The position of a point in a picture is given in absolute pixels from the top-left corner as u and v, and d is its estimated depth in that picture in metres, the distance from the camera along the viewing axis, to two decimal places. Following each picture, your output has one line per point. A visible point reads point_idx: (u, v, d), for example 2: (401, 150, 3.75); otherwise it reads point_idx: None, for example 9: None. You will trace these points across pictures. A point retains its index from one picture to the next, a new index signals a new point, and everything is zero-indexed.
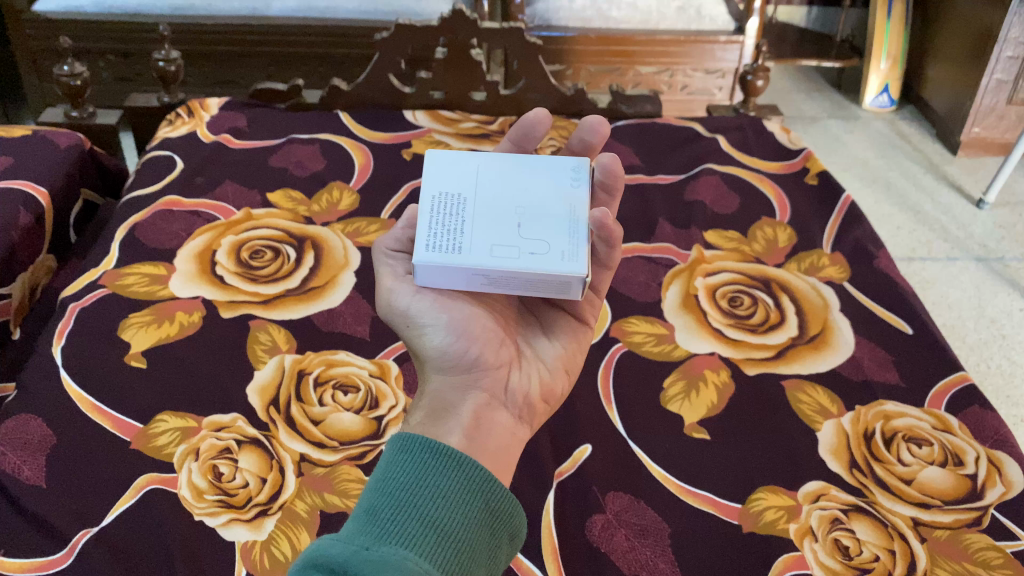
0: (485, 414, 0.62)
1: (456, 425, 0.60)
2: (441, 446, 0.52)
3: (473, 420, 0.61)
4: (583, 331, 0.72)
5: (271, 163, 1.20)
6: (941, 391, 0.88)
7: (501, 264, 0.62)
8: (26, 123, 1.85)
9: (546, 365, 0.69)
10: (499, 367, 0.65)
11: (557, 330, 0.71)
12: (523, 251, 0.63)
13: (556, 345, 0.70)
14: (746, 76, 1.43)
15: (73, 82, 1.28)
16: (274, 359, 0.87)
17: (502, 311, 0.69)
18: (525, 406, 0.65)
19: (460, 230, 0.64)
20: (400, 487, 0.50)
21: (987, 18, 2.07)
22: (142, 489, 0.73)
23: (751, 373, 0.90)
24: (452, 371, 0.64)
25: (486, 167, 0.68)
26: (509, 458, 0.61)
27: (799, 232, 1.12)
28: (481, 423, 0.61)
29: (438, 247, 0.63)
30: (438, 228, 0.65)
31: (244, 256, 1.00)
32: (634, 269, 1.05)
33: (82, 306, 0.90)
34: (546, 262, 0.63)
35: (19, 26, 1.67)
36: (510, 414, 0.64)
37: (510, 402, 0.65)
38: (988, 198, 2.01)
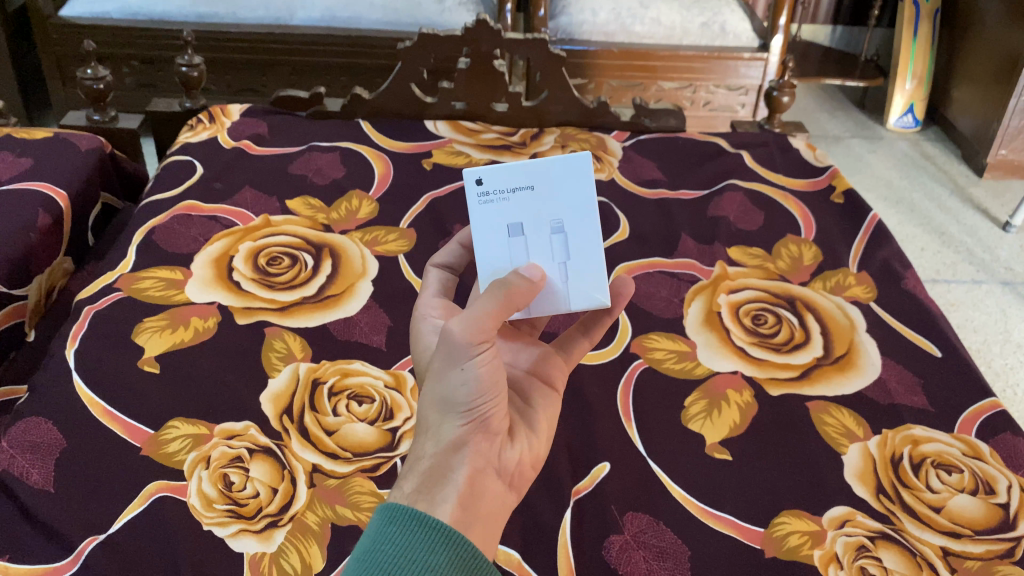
0: (484, 483, 0.55)
1: (448, 496, 0.52)
2: (430, 518, 0.49)
3: (470, 491, 0.53)
4: (554, 398, 0.65)
5: (291, 170, 1.19)
6: (972, 416, 0.86)
7: None
8: (49, 127, 1.87)
9: (536, 432, 0.61)
10: (499, 434, 0.57)
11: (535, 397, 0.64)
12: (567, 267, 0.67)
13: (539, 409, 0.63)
14: (771, 91, 1.41)
15: (96, 85, 1.27)
16: (288, 367, 0.86)
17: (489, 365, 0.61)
18: (516, 475, 0.58)
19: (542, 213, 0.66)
20: (386, 561, 0.47)
21: (1015, 40, 2.04)
22: (150, 497, 0.71)
23: (775, 394, 0.88)
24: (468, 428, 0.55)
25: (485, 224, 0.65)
26: (494, 534, 0.54)
27: (825, 251, 1.10)
28: (480, 495, 0.54)
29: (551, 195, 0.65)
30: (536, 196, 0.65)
31: (261, 262, 0.99)
32: (656, 285, 1.03)
33: (97, 309, 0.90)
34: None
35: (47, 35, 1.69)
36: (503, 483, 0.57)
37: (503, 471, 0.57)
38: (1015, 221, 1.98)
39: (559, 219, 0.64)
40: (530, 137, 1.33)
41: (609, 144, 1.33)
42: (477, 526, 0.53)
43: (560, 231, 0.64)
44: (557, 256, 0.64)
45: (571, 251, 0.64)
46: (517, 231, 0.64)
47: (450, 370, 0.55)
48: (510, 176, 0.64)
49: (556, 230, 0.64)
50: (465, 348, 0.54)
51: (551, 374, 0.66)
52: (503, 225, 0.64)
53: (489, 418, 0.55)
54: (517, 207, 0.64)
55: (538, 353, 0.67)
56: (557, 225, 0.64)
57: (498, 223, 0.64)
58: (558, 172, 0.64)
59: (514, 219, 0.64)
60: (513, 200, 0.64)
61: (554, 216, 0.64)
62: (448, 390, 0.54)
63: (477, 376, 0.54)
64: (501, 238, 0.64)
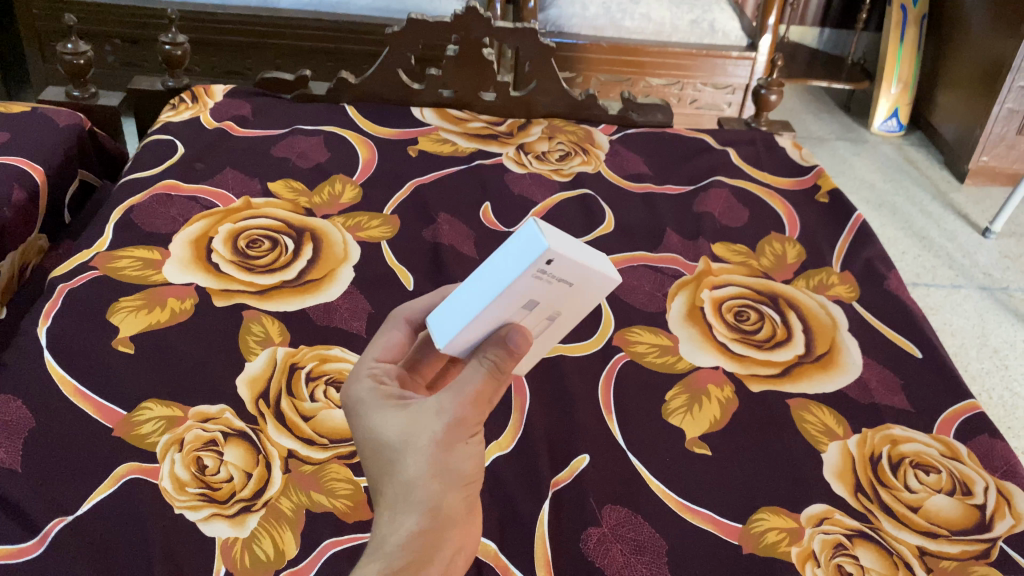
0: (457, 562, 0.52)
1: None
2: None
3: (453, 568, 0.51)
4: None
5: (274, 153, 1.17)
6: (950, 417, 0.86)
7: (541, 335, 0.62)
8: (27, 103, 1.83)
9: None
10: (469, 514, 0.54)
11: None
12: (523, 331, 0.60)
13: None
14: (760, 89, 1.40)
15: (77, 61, 1.25)
16: (266, 351, 0.84)
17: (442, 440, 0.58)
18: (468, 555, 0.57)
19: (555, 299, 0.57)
20: None
21: (1000, 48, 2.06)
22: (121, 478, 0.70)
23: (756, 391, 0.87)
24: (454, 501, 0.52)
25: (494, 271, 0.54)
26: None
27: (809, 250, 1.10)
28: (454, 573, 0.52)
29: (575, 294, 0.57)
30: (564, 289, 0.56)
31: (241, 244, 0.98)
32: (640, 278, 1.02)
33: (71, 287, 0.88)
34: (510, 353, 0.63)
35: (28, 11, 1.66)
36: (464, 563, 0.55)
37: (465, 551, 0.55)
38: (995, 227, 2.00)
39: (569, 314, 0.58)
40: (517, 127, 1.32)
41: (597, 137, 1.32)
42: None
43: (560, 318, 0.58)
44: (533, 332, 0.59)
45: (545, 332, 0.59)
46: (530, 310, 0.55)
47: (449, 442, 0.52)
48: (574, 268, 0.53)
49: (550, 318, 0.57)
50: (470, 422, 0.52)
51: None
52: (524, 303, 0.54)
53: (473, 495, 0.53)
54: (548, 298, 0.55)
55: None
56: (556, 316, 0.58)
57: (521, 300, 0.54)
58: (600, 285, 0.55)
59: (538, 300, 0.55)
60: (554, 288, 0.54)
61: (562, 309, 0.57)
62: (443, 464, 0.51)
63: (475, 454, 0.53)
64: (509, 311, 0.54)
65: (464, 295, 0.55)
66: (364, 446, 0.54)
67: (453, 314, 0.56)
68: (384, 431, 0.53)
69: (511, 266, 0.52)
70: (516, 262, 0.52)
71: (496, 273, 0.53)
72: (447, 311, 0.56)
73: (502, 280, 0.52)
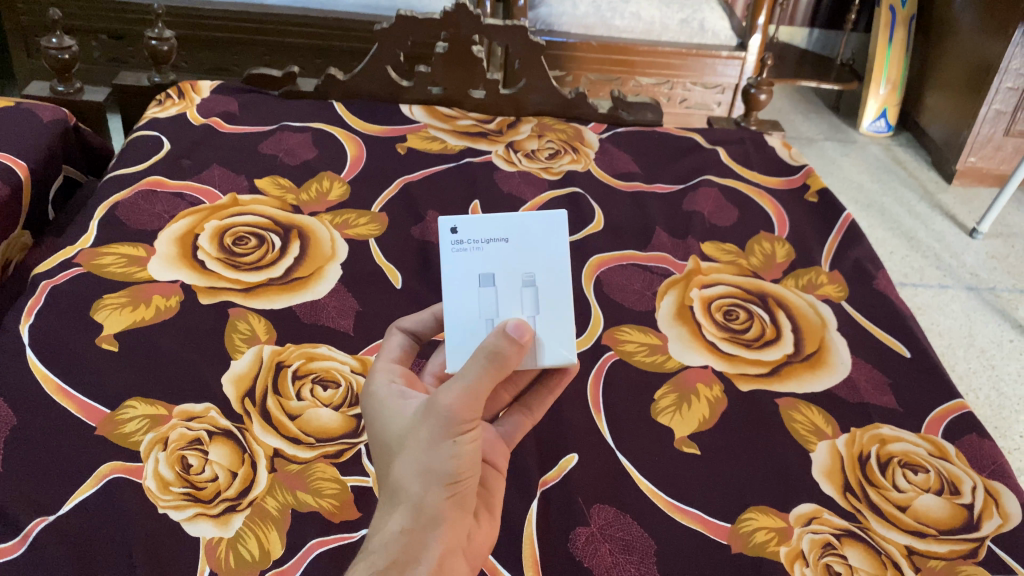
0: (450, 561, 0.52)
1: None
2: None
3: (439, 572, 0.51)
4: (500, 478, 0.62)
5: (261, 149, 1.16)
6: (938, 417, 0.86)
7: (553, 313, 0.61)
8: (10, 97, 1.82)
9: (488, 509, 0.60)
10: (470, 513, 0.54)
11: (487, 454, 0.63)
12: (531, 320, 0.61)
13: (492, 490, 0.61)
14: (750, 89, 1.40)
15: (61, 55, 1.23)
16: (251, 350, 0.83)
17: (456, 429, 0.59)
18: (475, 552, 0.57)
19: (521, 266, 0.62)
20: None
21: (988, 49, 2.07)
22: (104, 478, 0.69)
23: (745, 390, 0.87)
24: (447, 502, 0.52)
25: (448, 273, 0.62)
26: None
27: (798, 249, 1.10)
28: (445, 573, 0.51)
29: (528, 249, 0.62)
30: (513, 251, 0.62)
31: (227, 241, 0.97)
32: (629, 277, 1.02)
33: (54, 284, 0.87)
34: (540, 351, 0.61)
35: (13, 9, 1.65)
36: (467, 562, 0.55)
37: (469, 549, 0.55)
38: (982, 227, 2.01)
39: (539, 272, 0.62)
40: (507, 125, 1.32)
41: (586, 135, 1.32)
42: None
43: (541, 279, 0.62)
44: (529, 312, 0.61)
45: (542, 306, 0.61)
46: (494, 282, 0.60)
47: (431, 440, 0.51)
48: (485, 226, 0.61)
49: (527, 283, 0.61)
50: (455, 418, 0.51)
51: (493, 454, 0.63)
52: (475, 274, 0.60)
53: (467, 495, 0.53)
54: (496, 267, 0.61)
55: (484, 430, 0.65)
56: (530, 279, 0.61)
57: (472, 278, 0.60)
58: (532, 227, 0.62)
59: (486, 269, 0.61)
60: (487, 251, 0.61)
61: (523, 266, 0.61)
62: (430, 462, 0.51)
63: (467, 451, 0.52)
64: (469, 290, 0.60)
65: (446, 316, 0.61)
66: (374, 440, 0.56)
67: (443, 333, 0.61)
68: (387, 428, 0.54)
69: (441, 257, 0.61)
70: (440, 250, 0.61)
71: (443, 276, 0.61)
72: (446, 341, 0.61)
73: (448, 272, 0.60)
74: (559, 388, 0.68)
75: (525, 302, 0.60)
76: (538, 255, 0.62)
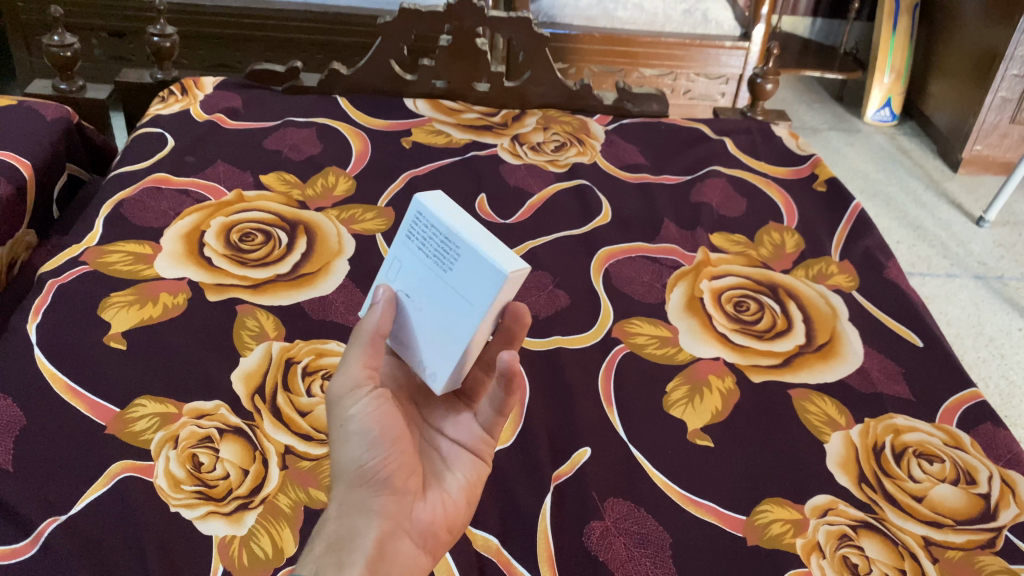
0: (390, 543, 0.57)
1: (356, 559, 0.54)
2: None
3: (381, 553, 0.56)
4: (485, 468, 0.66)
5: (265, 145, 1.16)
6: (953, 406, 0.85)
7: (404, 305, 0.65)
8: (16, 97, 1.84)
9: (449, 493, 0.63)
10: (405, 493, 0.59)
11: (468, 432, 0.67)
12: (406, 304, 0.64)
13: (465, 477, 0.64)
14: (756, 78, 1.38)
15: (64, 53, 1.23)
16: (261, 346, 0.83)
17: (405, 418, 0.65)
18: (430, 533, 0.60)
19: (415, 264, 0.64)
20: None
21: (993, 36, 2.06)
22: (115, 477, 0.68)
23: (757, 381, 0.87)
24: (367, 482, 0.58)
25: (455, 292, 0.62)
26: None
27: (807, 239, 1.09)
28: (386, 553, 0.56)
29: (417, 237, 0.64)
30: (427, 249, 0.63)
31: (234, 238, 0.96)
32: (639, 270, 1.01)
33: (61, 282, 0.86)
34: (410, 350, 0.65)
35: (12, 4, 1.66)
36: (414, 542, 0.59)
37: (416, 531, 0.59)
38: (989, 216, 2.00)
39: (402, 281, 0.65)
40: (512, 118, 1.31)
41: (592, 127, 1.31)
42: None
43: (389, 265, 0.66)
44: (408, 304, 0.65)
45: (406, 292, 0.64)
46: (425, 295, 0.63)
47: (344, 426, 0.60)
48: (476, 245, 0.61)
49: (405, 294, 0.65)
50: (351, 392, 0.60)
51: (474, 440, 0.67)
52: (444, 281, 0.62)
53: (387, 476, 0.59)
54: (426, 289, 0.63)
55: (461, 416, 0.68)
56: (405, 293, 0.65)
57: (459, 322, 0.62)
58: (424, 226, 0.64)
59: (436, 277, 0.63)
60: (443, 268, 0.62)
61: (404, 283, 0.65)
62: (347, 452, 0.59)
63: (372, 416, 0.59)
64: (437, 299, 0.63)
65: (442, 330, 0.63)
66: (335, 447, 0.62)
67: (433, 354, 0.63)
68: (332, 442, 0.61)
69: (479, 290, 0.60)
70: (482, 285, 0.60)
71: (459, 296, 0.61)
72: (434, 355, 0.63)
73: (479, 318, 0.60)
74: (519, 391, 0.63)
75: (406, 305, 0.65)
76: (410, 270, 0.64)
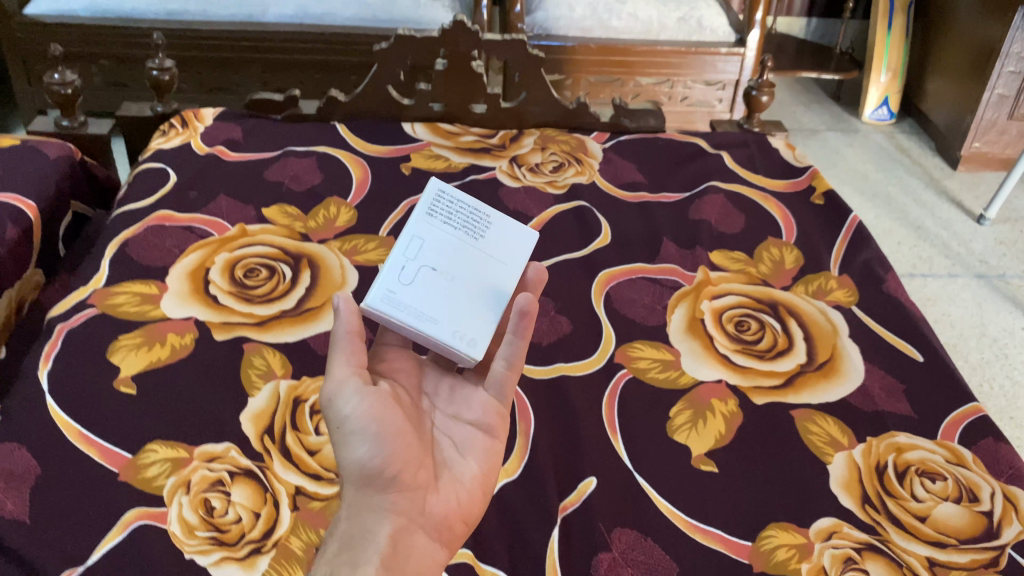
0: (404, 540, 0.56)
1: (369, 558, 0.53)
2: None
3: (394, 551, 0.55)
4: (498, 445, 0.65)
5: (266, 177, 1.17)
6: (954, 422, 0.86)
7: (428, 276, 0.69)
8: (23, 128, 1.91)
9: (462, 480, 0.61)
10: (416, 487, 0.58)
11: (478, 410, 0.66)
12: (432, 273, 0.70)
13: (475, 462, 0.63)
14: (751, 91, 1.39)
15: (64, 90, 1.24)
16: (268, 385, 0.84)
17: (412, 405, 0.64)
18: (447, 528, 0.59)
19: (441, 233, 0.72)
20: None
21: (987, 33, 2.06)
22: (129, 525, 0.69)
23: (760, 403, 0.87)
24: (373, 480, 0.57)
25: (491, 254, 0.72)
26: None
27: (806, 254, 1.10)
28: (401, 551, 0.55)
29: (438, 210, 0.72)
30: (453, 220, 0.73)
31: (238, 274, 0.98)
32: (639, 291, 1.02)
33: (70, 327, 0.87)
34: (439, 320, 0.68)
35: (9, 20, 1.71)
36: (430, 537, 0.58)
37: (431, 525, 0.58)
38: (989, 213, 2.00)
39: (426, 253, 0.70)
40: (510, 139, 1.32)
41: (589, 146, 1.32)
42: None
43: (409, 241, 0.71)
44: (433, 274, 0.70)
45: (432, 262, 0.70)
46: (452, 264, 0.71)
47: (342, 428, 0.58)
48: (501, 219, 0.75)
49: (429, 265, 0.70)
50: (342, 387, 0.59)
51: (485, 420, 0.66)
52: (475, 246, 0.72)
53: (396, 471, 0.57)
54: (458, 260, 0.71)
55: (470, 395, 0.67)
56: (430, 265, 0.70)
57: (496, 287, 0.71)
58: (447, 202, 0.73)
59: (468, 244, 0.72)
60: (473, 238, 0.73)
61: (428, 254, 0.70)
62: (349, 452, 0.58)
63: (369, 408, 0.58)
64: (470, 262, 0.71)
65: (477, 292, 0.70)
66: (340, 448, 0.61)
67: (466, 319, 0.68)
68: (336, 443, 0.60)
69: (515, 252, 0.73)
70: (519, 248, 0.74)
71: (495, 260, 0.72)
72: (471, 322, 0.69)
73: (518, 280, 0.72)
74: (529, 331, 0.65)
75: (432, 276, 0.70)
76: (434, 241, 0.71)
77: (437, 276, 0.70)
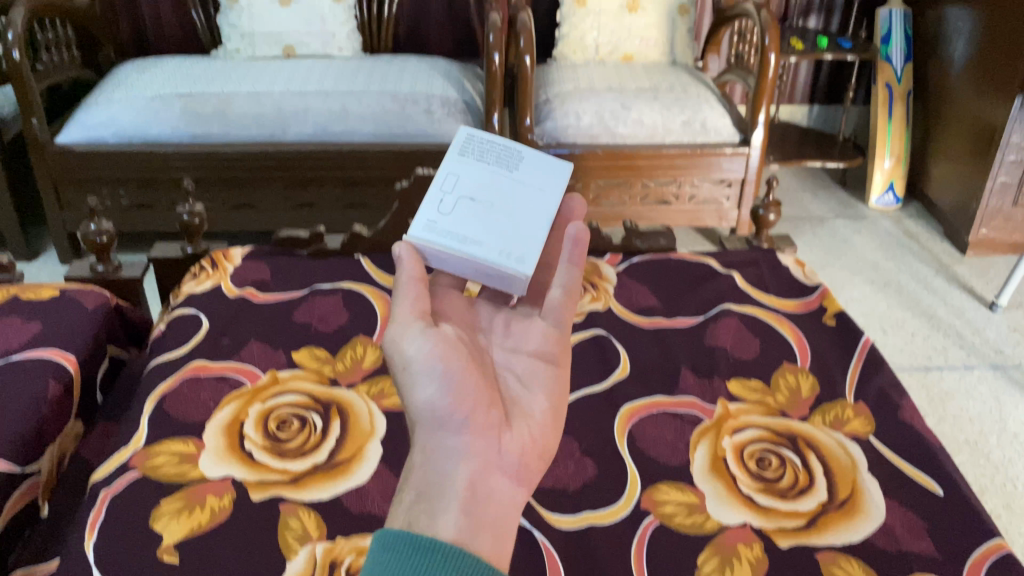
0: (481, 481, 0.62)
1: (451, 505, 0.59)
2: (427, 541, 0.55)
3: (471, 493, 0.60)
4: (558, 373, 0.73)
5: (295, 319, 1.21)
6: (978, 561, 0.87)
7: (473, 211, 0.84)
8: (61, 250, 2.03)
9: (531, 416, 0.69)
10: (487, 432, 0.65)
11: (538, 343, 0.75)
12: (473, 203, 0.85)
13: (539, 394, 0.70)
14: (758, 210, 1.44)
15: (100, 238, 1.32)
16: (305, 548, 0.86)
17: (474, 347, 0.73)
18: (521, 466, 0.65)
19: (475, 167, 0.87)
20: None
21: (988, 120, 2.11)
22: None
23: (784, 547, 0.89)
24: (440, 425, 0.64)
25: (524, 182, 0.87)
26: (506, 529, 0.61)
27: (822, 380, 1.13)
28: (477, 492, 0.61)
29: (469, 152, 0.88)
30: (484, 156, 0.88)
31: (272, 426, 1.01)
32: (660, 428, 1.05)
33: (113, 493, 0.91)
34: (488, 247, 0.82)
35: (43, 153, 1.90)
36: (507, 478, 0.63)
37: (506, 467, 0.64)
38: (1001, 301, 2.02)
39: (466, 190, 0.85)
40: None
41: (604, 270, 1.36)
42: (485, 532, 0.59)
43: (445, 178, 0.86)
44: (475, 208, 0.84)
45: (473, 197, 0.85)
46: (491, 201, 0.85)
47: (409, 375, 0.67)
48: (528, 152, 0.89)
49: (470, 199, 0.85)
50: (408, 325, 0.68)
51: (544, 348, 0.74)
52: (510, 178, 0.87)
53: (469, 418, 0.65)
54: (497, 189, 0.86)
55: (530, 330, 0.76)
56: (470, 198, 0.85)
57: (544, 213, 0.86)
58: (480, 145, 0.88)
59: (502, 179, 0.87)
60: (506, 168, 0.87)
61: (468, 192, 0.85)
62: (419, 398, 0.66)
63: (432, 345, 0.67)
64: (507, 194, 0.85)
65: (518, 228, 0.84)
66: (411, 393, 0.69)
67: (512, 244, 0.83)
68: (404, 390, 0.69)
69: (547, 180, 0.88)
70: (554, 177, 0.88)
71: (534, 206, 0.86)
72: (519, 247, 0.83)
73: (553, 207, 0.86)
74: (581, 259, 0.76)
75: (475, 213, 0.84)
76: (472, 177, 0.86)
77: (478, 211, 0.84)
